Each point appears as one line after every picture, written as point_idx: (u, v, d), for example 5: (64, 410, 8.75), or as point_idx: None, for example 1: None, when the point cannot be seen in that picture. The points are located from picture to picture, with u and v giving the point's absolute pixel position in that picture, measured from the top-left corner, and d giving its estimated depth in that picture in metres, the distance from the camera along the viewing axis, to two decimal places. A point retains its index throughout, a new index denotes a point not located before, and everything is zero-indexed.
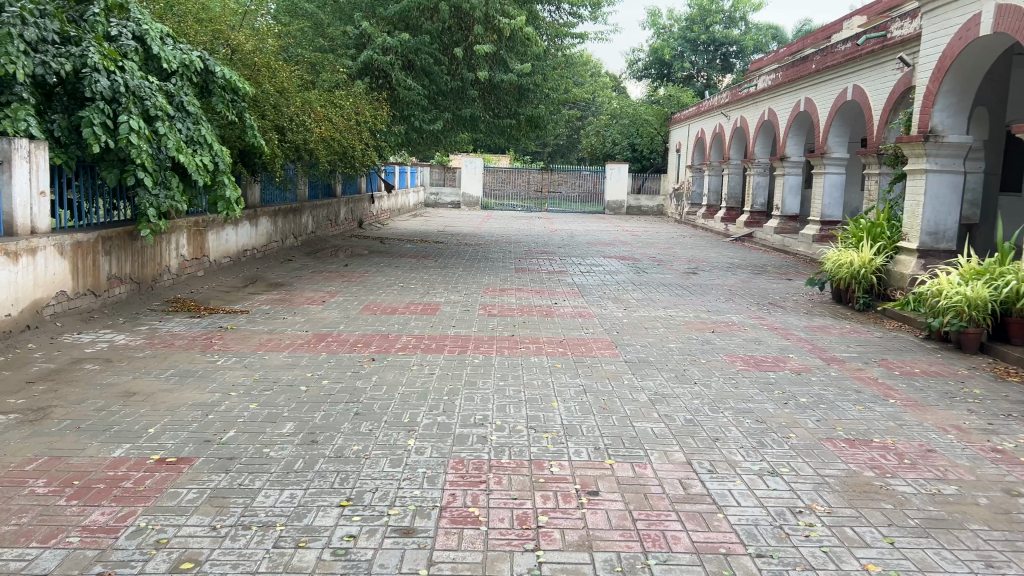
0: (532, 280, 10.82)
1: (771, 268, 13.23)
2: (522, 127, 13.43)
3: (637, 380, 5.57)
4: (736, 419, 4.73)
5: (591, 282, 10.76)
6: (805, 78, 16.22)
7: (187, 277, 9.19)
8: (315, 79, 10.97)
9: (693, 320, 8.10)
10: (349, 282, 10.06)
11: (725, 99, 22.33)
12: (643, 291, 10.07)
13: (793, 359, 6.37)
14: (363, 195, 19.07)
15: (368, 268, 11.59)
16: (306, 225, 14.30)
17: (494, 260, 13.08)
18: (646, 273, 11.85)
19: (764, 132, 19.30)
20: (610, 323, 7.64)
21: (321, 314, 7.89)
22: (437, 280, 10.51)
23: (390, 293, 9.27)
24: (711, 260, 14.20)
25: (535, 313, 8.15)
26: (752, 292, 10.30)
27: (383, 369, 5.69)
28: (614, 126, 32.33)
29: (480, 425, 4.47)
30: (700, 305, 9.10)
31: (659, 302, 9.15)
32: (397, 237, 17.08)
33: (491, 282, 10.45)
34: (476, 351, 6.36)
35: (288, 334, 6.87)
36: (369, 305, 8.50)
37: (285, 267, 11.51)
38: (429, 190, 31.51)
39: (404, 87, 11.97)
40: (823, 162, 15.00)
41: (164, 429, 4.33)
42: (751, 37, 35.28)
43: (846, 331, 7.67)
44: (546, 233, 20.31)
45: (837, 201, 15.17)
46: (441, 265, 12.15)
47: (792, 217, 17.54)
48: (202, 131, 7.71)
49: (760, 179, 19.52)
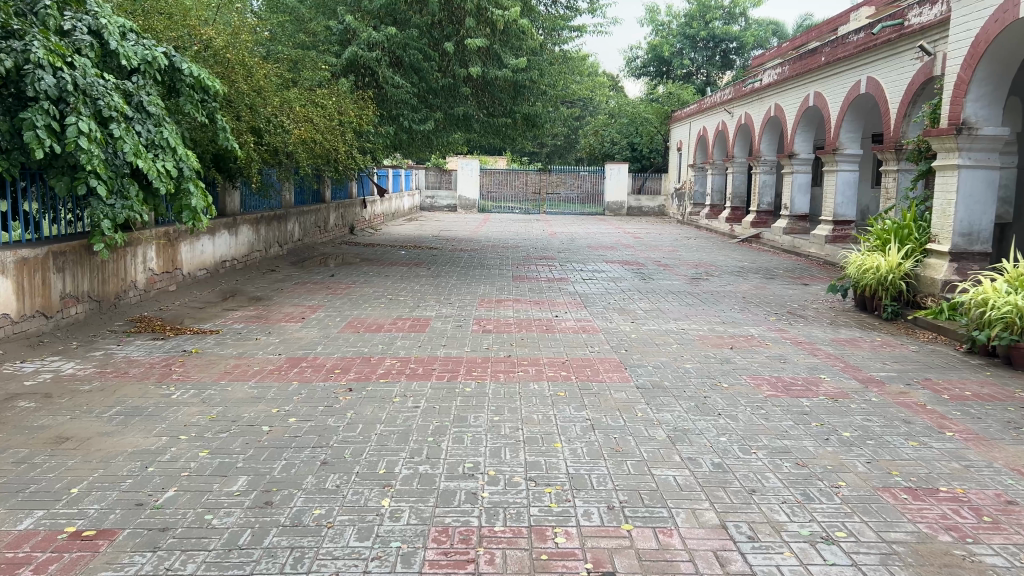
0: (530, 289, 10.11)
1: (783, 271, 12.54)
2: (518, 126, 12.75)
3: (652, 411, 4.86)
4: (774, 463, 4.02)
5: (594, 291, 10.05)
6: (814, 71, 15.52)
7: (156, 292, 8.48)
8: (295, 77, 10.24)
9: (708, 333, 7.39)
10: (334, 295, 9.34)
11: (728, 95, 21.63)
12: (651, 300, 9.36)
13: (826, 382, 5.65)
14: (354, 200, 18.36)
15: (356, 279, 10.87)
16: (293, 233, 13.62)
17: (490, 267, 12.37)
18: (652, 280, 11.15)
19: (770, 129, 18.60)
20: (617, 339, 6.94)
21: (300, 333, 7.18)
22: (429, 291, 9.79)
23: (377, 307, 8.56)
24: (720, 263, 13.51)
25: (534, 329, 7.44)
26: (768, 300, 9.58)
27: (361, 402, 4.97)
28: (613, 125, 31.63)
29: (471, 477, 3.76)
30: (714, 315, 8.38)
31: (669, 313, 8.43)
32: (389, 244, 16.38)
33: (487, 293, 9.74)
34: (468, 376, 5.65)
35: (259, 359, 6.15)
36: (353, 321, 7.78)
37: (267, 278, 10.79)
38: (425, 193, 30.84)
39: (391, 85, 11.26)
40: (835, 158, 14.28)
41: (90, 489, 3.58)
42: (752, 33, 34.62)
43: (878, 345, 6.95)
44: (545, 236, 19.62)
45: (850, 199, 14.44)
46: (434, 274, 11.43)
47: (801, 217, 16.83)
48: (165, 133, 6.99)
49: (766, 178, 18.81)
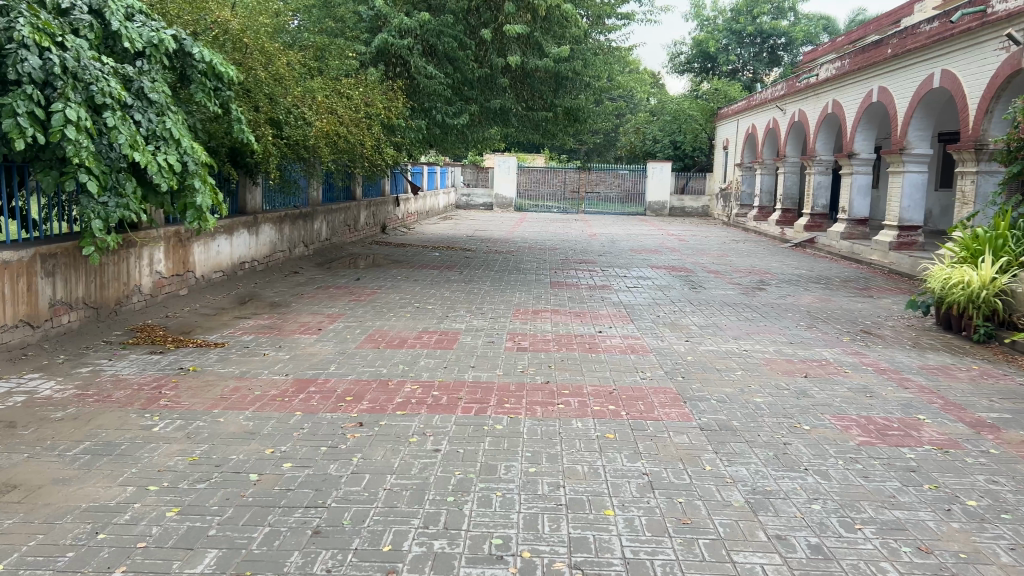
0: (570, 298, 9.24)
1: (847, 282, 11.50)
2: (559, 120, 11.93)
3: (723, 464, 3.99)
4: (888, 548, 3.12)
5: (640, 301, 9.16)
6: (879, 64, 14.39)
7: (164, 297, 7.82)
8: (321, 65, 9.49)
9: (774, 356, 6.47)
10: (357, 302, 8.59)
11: (781, 90, 20.50)
12: (705, 313, 8.43)
13: (928, 426, 4.70)
14: (386, 197, 17.68)
15: (383, 283, 10.11)
16: (320, 232, 12.97)
17: (526, 272, 11.56)
18: (704, 289, 10.23)
19: (827, 127, 17.45)
20: (671, 363, 6.08)
21: (314, 348, 6.41)
22: (460, 299, 8.98)
23: (402, 318, 7.76)
24: (775, 271, 12.51)
25: (575, 347, 6.58)
26: (835, 315, 8.60)
27: (371, 444, 4.17)
28: (655, 122, 30.57)
29: (500, 560, 2.94)
30: (778, 333, 7.44)
31: (727, 330, 7.51)
32: (421, 244, 15.64)
33: (523, 302, 8.91)
34: (499, 408, 4.84)
35: (262, 381, 5.39)
36: (375, 334, 7.00)
37: (288, 281, 10.10)
38: (461, 191, 30.12)
39: (424, 75, 10.46)
40: (901, 159, 13.14)
41: (18, 566, 2.83)
42: (802, 28, 33.29)
43: (977, 375, 5.96)
44: (585, 237, 18.74)
45: (919, 203, 13.27)
46: (467, 279, 10.63)
47: (861, 220, 15.70)
48: (167, 124, 6.29)
49: (821, 179, 17.69)
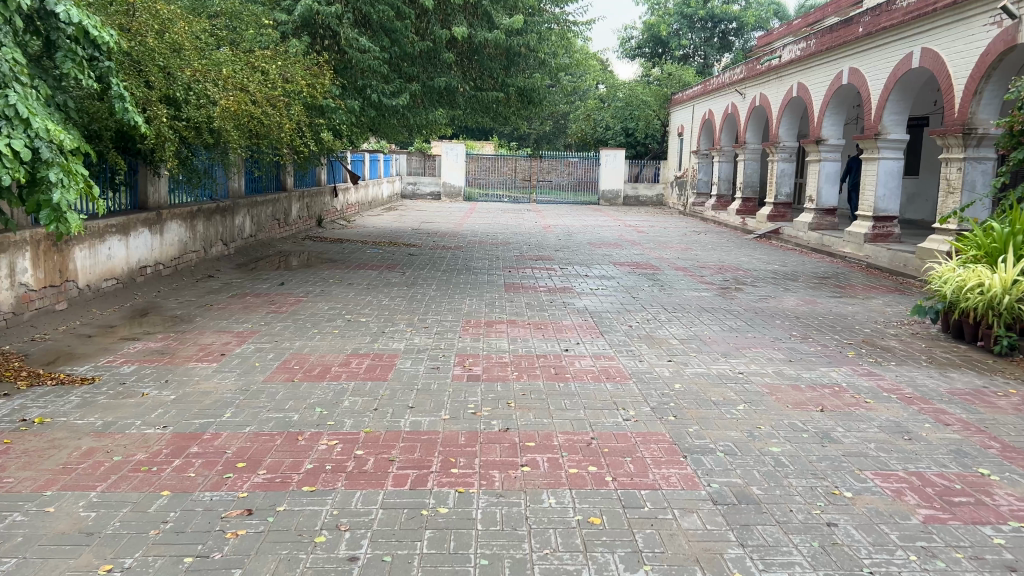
0: (527, 305, 8.03)
1: (827, 279, 10.55)
2: (511, 102, 10.79)
3: (756, 569, 2.85)
4: None
5: (607, 307, 8.03)
6: (850, 44, 13.49)
7: (32, 315, 6.38)
8: (232, 35, 7.98)
9: (777, 382, 5.37)
10: (277, 315, 7.24)
11: (740, 74, 19.62)
12: (684, 322, 7.32)
13: (999, 487, 3.62)
14: (322, 187, 16.22)
15: (311, 288, 8.76)
16: (243, 228, 11.52)
17: (477, 272, 10.33)
18: (676, 290, 9.14)
19: (791, 111, 16.57)
20: (658, 396, 4.93)
21: (210, 383, 5.08)
22: (399, 309, 7.70)
23: (327, 336, 6.46)
24: (747, 267, 11.52)
25: (537, 375, 5.37)
26: (828, 322, 7.57)
27: (258, 551, 2.92)
28: (606, 109, 29.54)
29: None
30: (771, 348, 6.36)
31: (712, 345, 6.41)
32: (359, 239, 14.27)
33: (473, 311, 7.67)
34: (442, 475, 3.63)
35: (127, 439, 4.06)
36: (291, 360, 5.70)
37: (199, 288, 8.68)
38: (407, 180, 28.69)
39: (356, 49, 9.03)
40: (876, 144, 12.28)
41: None
42: (753, 12, 32.57)
43: (1021, 404, 4.94)
44: (539, 229, 17.59)
45: (895, 191, 12.43)
46: (409, 283, 9.34)
47: (830, 210, 14.88)
48: (11, 98, 4.86)
49: (785, 166, 16.82)
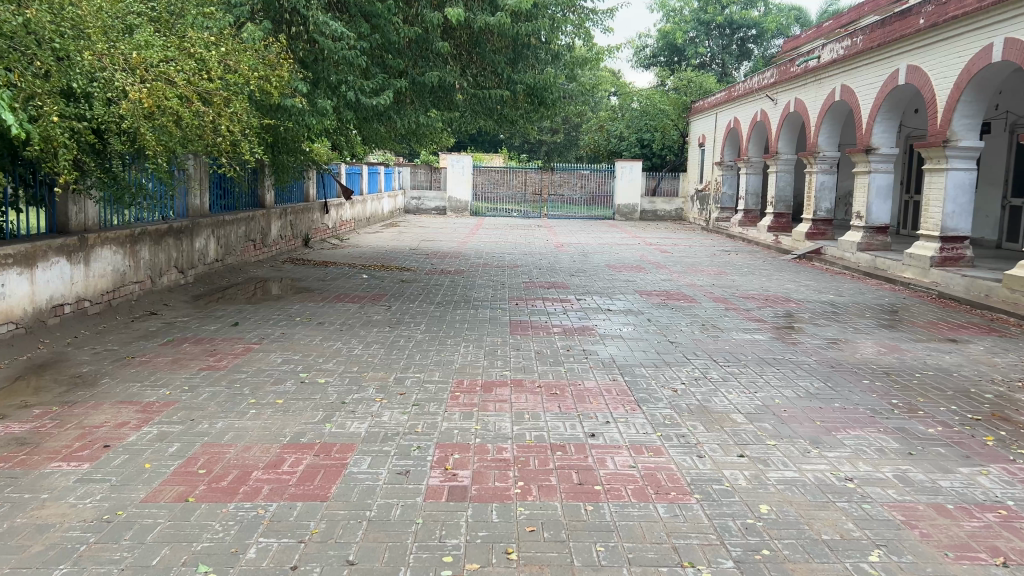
0: (536, 356, 6.28)
1: (899, 314, 8.78)
2: (517, 103, 9.14)
3: None
4: None
5: (641, 357, 6.30)
6: (910, 38, 11.74)
7: None
8: (168, 16, 6.20)
9: (910, 500, 3.61)
10: (210, 375, 5.53)
11: (771, 77, 17.92)
12: (744, 383, 5.57)
13: None
14: (310, 203, 14.62)
15: (270, 331, 7.05)
16: (206, 251, 9.87)
17: (477, 306, 8.63)
18: (722, 333, 7.39)
19: (832, 116, 14.81)
20: (741, 539, 3.17)
21: (58, 508, 3.36)
22: (373, 362, 5.97)
23: (265, 411, 4.74)
24: (799, 298, 9.75)
25: (554, 489, 3.64)
26: (930, 380, 5.81)
27: None
28: (620, 119, 27.89)
29: None
30: (874, 429, 4.60)
31: (793, 426, 4.65)
32: (348, 262, 12.62)
33: (468, 366, 5.93)
34: None
35: None
36: (200, 455, 4.00)
37: (130, 329, 6.99)
38: (410, 194, 27.09)
39: (327, 36, 7.34)
40: (944, 153, 10.54)
41: None
42: (773, 18, 31.01)
43: None
44: (551, 248, 15.88)
45: (965, 207, 10.65)
46: (393, 321, 7.63)
47: (881, 228, 13.11)
48: None
49: (825, 178, 15.04)
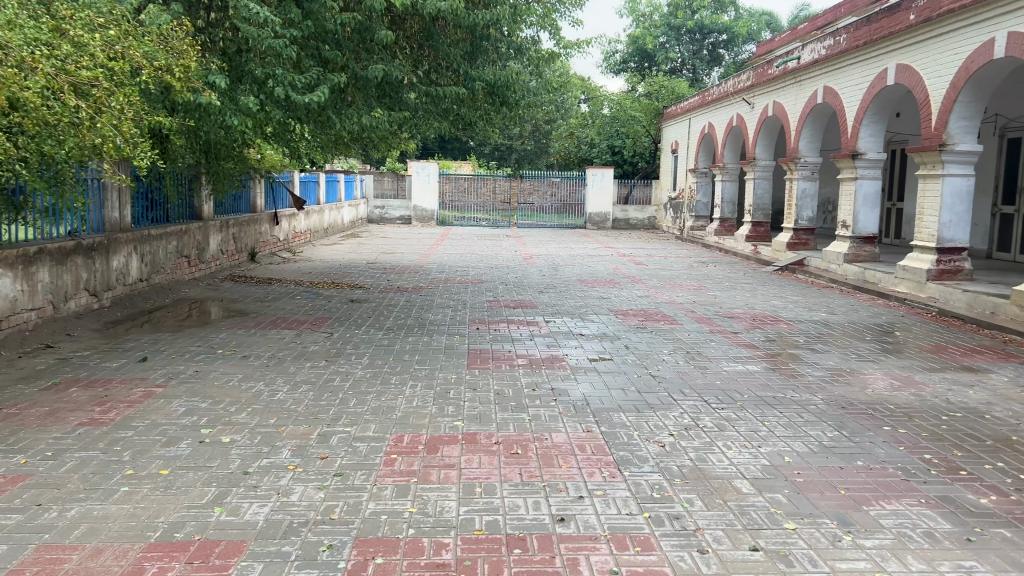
0: (495, 399, 5.25)
1: (901, 336, 7.92)
2: (476, 102, 8.18)
3: None
4: None
5: (619, 398, 5.33)
6: (900, 35, 10.95)
7: None
8: None
9: None
10: (87, 433, 4.45)
11: (748, 79, 17.14)
12: (744, 434, 4.61)
13: None
14: (257, 214, 13.50)
15: (184, 368, 5.97)
16: (126, 270, 8.73)
17: (431, 331, 7.60)
18: (711, 363, 6.44)
19: (813, 119, 14.03)
20: None
21: None
22: (296, 412, 4.90)
23: (141, 489, 3.67)
24: (789, 317, 8.87)
25: None
26: (961, 424, 4.90)
27: None
28: (590, 126, 27.05)
29: None
30: (914, 502, 3.66)
31: (813, 499, 3.68)
32: (296, 279, 11.54)
33: (412, 414, 4.90)
34: None
35: None
36: (26, 565, 2.93)
37: (12, 368, 5.86)
38: (374, 203, 26.00)
39: (249, 22, 6.26)
40: (940, 157, 9.75)
41: None
42: (744, 23, 30.41)
43: None
44: (519, 261, 14.91)
45: (963, 216, 9.87)
46: (333, 353, 6.58)
47: (869, 238, 12.32)
48: None
49: (807, 185, 14.25)
